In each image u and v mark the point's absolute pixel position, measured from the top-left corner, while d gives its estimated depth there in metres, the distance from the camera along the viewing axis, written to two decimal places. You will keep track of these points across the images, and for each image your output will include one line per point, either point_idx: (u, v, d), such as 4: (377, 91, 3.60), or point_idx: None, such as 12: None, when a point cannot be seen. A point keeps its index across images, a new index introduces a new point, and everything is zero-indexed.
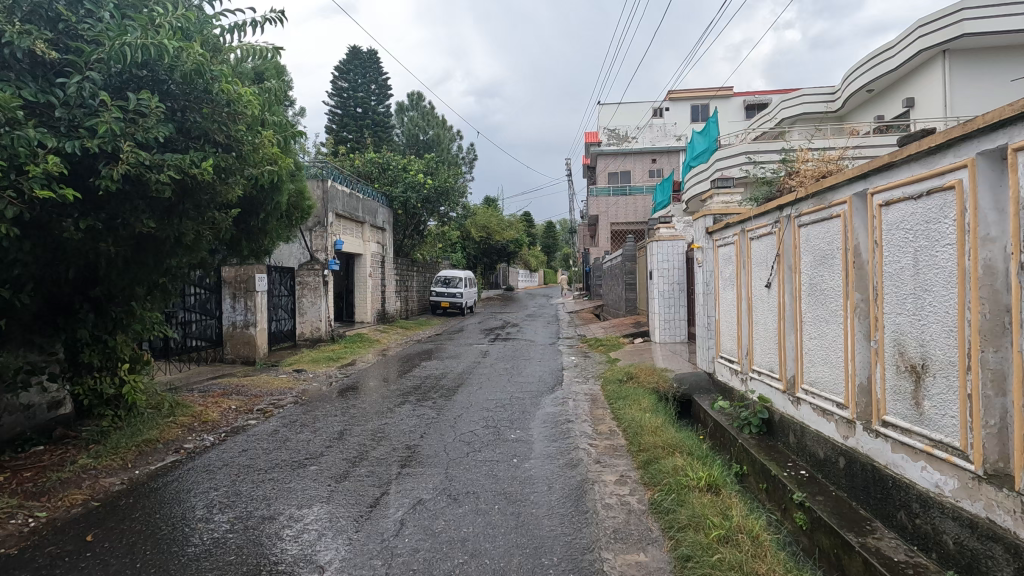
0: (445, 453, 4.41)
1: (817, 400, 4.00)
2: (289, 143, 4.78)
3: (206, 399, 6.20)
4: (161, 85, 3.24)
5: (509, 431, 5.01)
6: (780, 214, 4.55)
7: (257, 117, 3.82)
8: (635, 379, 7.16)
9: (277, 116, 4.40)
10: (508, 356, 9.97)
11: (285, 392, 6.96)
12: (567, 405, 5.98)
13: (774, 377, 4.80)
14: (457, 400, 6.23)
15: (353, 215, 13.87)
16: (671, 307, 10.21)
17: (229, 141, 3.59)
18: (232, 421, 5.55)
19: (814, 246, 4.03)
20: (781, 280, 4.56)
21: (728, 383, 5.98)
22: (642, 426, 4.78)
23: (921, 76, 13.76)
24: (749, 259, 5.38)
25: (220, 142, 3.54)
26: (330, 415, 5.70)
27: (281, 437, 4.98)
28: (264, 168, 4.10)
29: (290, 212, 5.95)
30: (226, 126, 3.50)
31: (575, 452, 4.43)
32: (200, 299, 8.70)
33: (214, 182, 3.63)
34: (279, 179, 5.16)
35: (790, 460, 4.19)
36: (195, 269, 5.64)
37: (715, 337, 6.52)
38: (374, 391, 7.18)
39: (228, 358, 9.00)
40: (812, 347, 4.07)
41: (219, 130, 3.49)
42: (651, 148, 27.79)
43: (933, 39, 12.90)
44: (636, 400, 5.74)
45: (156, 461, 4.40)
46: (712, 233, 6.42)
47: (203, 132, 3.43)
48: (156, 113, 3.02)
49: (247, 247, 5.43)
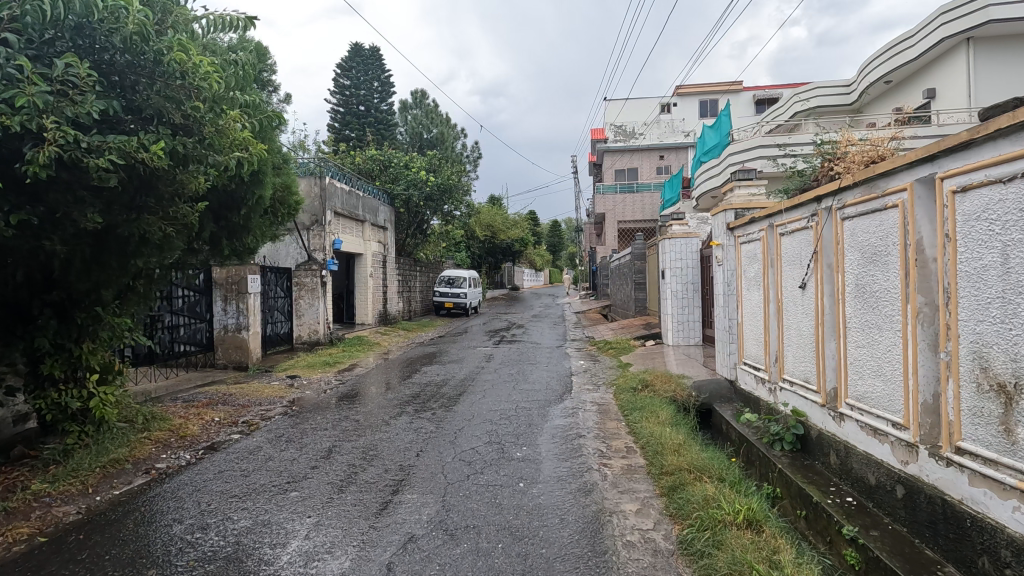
0: (443, 476, 3.94)
1: (867, 418, 3.49)
2: (268, 127, 4.34)
3: (188, 411, 5.75)
4: (104, 56, 2.93)
5: (515, 448, 4.53)
6: (820, 206, 4.04)
7: (220, 96, 3.46)
8: (649, 386, 6.66)
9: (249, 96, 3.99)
10: (513, 360, 9.50)
11: (275, 402, 6.51)
12: (577, 417, 5.50)
13: (810, 389, 4.30)
14: (458, 411, 5.76)
15: (352, 213, 13.41)
16: (685, 308, 9.68)
17: (188, 122, 3.24)
18: (212, 436, 5.09)
19: (861, 241, 3.52)
20: (820, 280, 4.05)
21: (753, 392, 5.47)
22: (662, 444, 4.29)
23: (944, 65, 13.15)
24: (778, 257, 4.88)
25: (176, 122, 3.21)
26: (320, 429, 5.23)
27: (263, 455, 4.52)
28: (235, 153, 3.63)
29: (275, 207, 5.48)
30: (182, 103, 3.16)
31: (588, 475, 3.94)
32: (189, 301, 8.16)
33: (173, 169, 3.22)
34: (260, 171, 4.71)
35: (833, 485, 3.69)
36: (173, 270, 5.20)
37: (738, 342, 6.01)
38: (371, 400, 6.72)
39: (219, 364, 8.56)
40: (861, 357, 3.55)
41: (174, 109, 3.16)
42: (659, 144, 27.18)
43: (957, 27, 12.27)
44: (653, 412, 5.24)
45: (122, 485, 3.94)
46: (734, 229, 5.91)
47: (157, 110, 3.11)
48: (88, 84, 2.61)
49: (226, 246, 4.97)
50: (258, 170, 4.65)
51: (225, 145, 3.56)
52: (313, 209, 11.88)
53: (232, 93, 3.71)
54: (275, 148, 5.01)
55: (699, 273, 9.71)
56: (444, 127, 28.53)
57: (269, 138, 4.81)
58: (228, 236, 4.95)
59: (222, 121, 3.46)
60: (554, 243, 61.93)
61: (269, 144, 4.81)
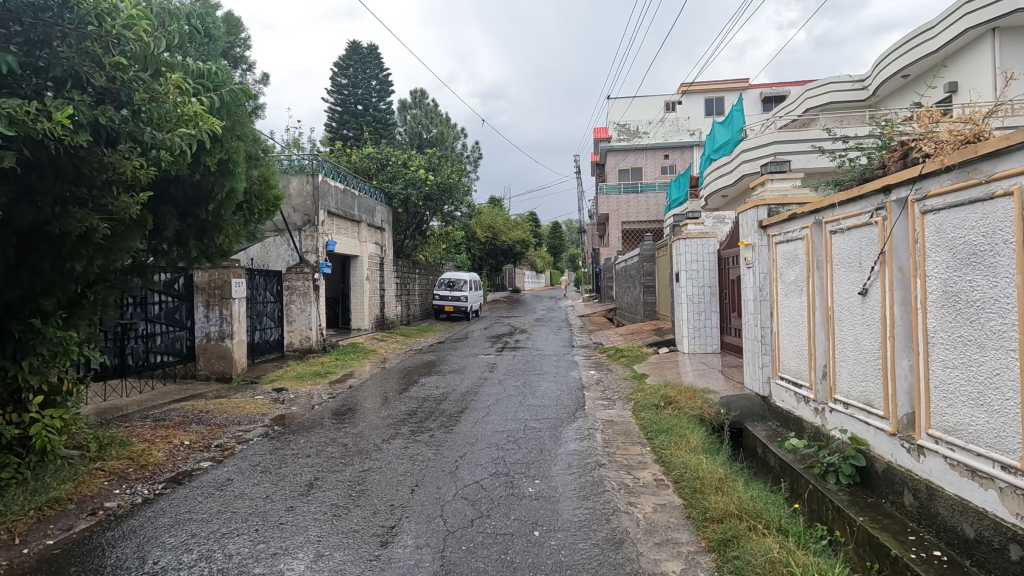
0: (442, 520, 3.30)
1: (962, 456, 2.84)
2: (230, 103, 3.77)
3: (154, 434, 5.11)
4: None
5: (526, 482, 3.88)
6: (890, 198, 3.39)
7: (156, 57, 3.11)
8: (672, 402, 5.98)
9: (200, 64, 3.46)
10: (518, 370, 8.86)
11: (257, 420, 5.88)
12: (595, 441, 4.83)
13: (873, 414, 3.65)
14: (459, 433, 5.11)
15: (347, 213, 12.75)
16: (702, 313, 9.04)
17: (113, 86, 2.94)
18: (178, 465, 4.46)
19: (951, 239, 2.88)
20: (889, 285, 3.41)
21: (794, 412, 4.83)
22: (699, 479, 3.65)
23: (967, 58, 12.44)
24: (827, 258, 4.24)
25: (98, 86, 2.92)
26: (302, 456, 4.58)
27: (231, 492, 3.87)
28: (178, 131, 3.17)
29: (251, 202, 4.75)
30: (103, 63, 2.85)
31: (615, 520, 3.28)
32: (167, 307, 7.59)
33: (96, 149, 2.84)
34: (233, 160, 4.07)
35: (912, 535, 3.05)
36: (131, 274, 4.56)
37: (772, 354, 5.37)
38: (365, 417, 6.04)
39: (200, 375, 7.91)
40: (954, 381, 2.90)
41: (93, 70, 2.85)
42: (663, 143, 26.57)
43: (982, 17, 11.56)
44: (681, 436, 4.60)
45: (59, 533, 3.30)
46: (769, 227, 5.28)
47: (71, 70, 2.81)
48: None
49: (193, 246, 4.32)
50: (227, 160, 4.02)
51: (168, 120, 3.18)
52: (305, 209, 11.16)
53: (171, 56, 3.29)
54: (248, 136, 4.38)
55: (716, 276, 9.07)
56: (444, 127, 27.67)
57: (243, 124, 4.20)
58: (196, 233, 4.32)
59: (158, 85, 3.03)
60: (555, 244, 61.29)
61: (241, 131, 4.17)
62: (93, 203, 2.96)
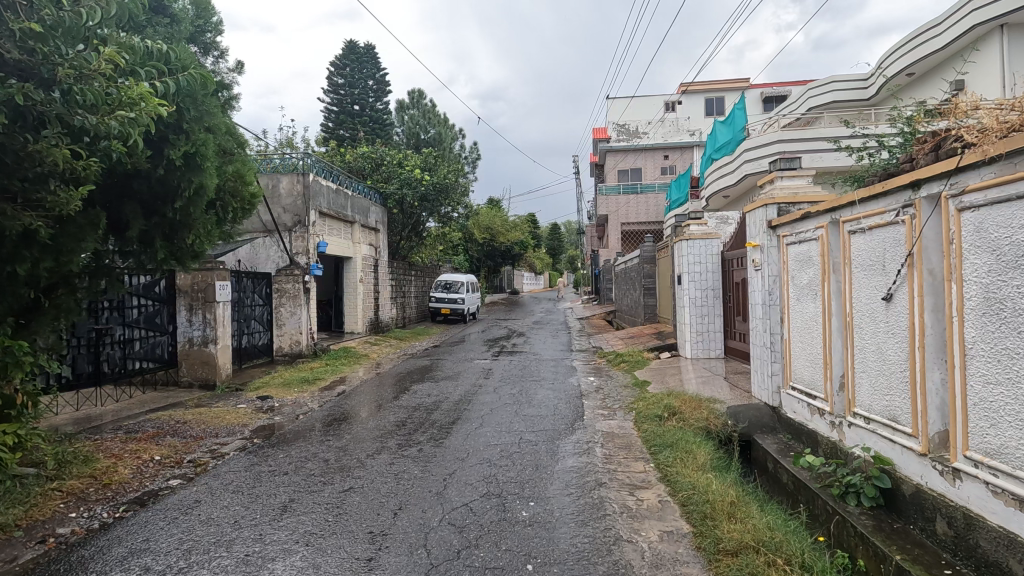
0: (425, 551, 2.97)
1: (1008, 483, 2.52)
2: (183, 90, 3.44)
3: (123, 449, 4.78)
4: None
5: (520, 505, 3.55)
6: (920, 194, 3.08)
7: (86, 31, 2.83)
8: (676, 413, 5.64)
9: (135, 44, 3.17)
10: (515, 376, 8.54)
11: (236, 431, 5.55)
12: (595, 456, 4.51)
13: (900, 432, 3.33)
14: (449, 446, 4.79)
15: (340, 213, 12.42)
16: (705, 317, 8.73)
17: (32, 60, 2.70)
18: (145, 484, 4.13)
19: (995, 240, 2.56)
20: (917, 290, 3.10)
21: (808, 425, 4.51)
22: (708, 503, 3.33)
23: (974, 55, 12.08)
24: (845, 260, 3.92)
25: (14, 61, 2.68)
26: (278, 473, 4.25)
27: (198, 515, 3.54)
28: (116, 115, 2.85)
29: (224, 200, 4.42)
30: (18, 35, 2.61)
31: (617, 552, 2.96)
32: (146, 312, 7.26)
33: (17, 135, 2.64)
34: (200, 154, 3.72)
35: (948, 569, 2.74)
36: (97, 277, 4.24)
37: (782, 361, 5.07)
38: (352, 426, 5.71)
39: (183, 382, 7.58)
40: (997, 399, 2.58)
41: (6, 41, 2.60)
42: (663, 143, 26.29)
43: (988, 14, 11.20)
44: (688, 451, 4.28)
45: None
46: (781, 227, 4.97)
47: None
48: None
49: (160, 247, 4.00)
50: (194, 154, 3.69)
51: (109, 104, 2.90)
52: (295, 209, 10.84)
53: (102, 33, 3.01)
54: (221, 130, 4.08)
55: (720, 278, 8.77)
56: (442, 127, 27.31)
57: (215, 117, 3.89)
58: (163, 232, 4.01)
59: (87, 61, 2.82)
60: (554, 245, 61.08)
61: (212, 124, 3.86)
62: (22, 196, 2.81)
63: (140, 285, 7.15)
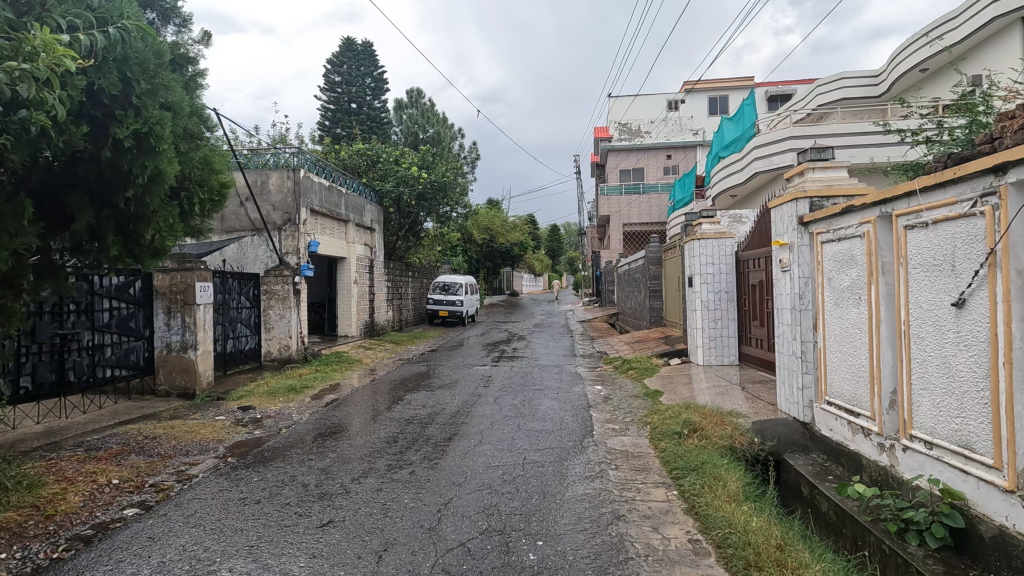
0: None
1: None
2: (115, 44, 2.91)
3: (79, 470, 4.25)
4: None
5: (526, 546, 3.02)
6: (1006, 179, 2.57)
7: None
8: (696, 429, 5.09)
9: None
10: (516, 384, 7.99)
11: (209, 448, 5.02)
12: (608, 481, 3.99)
13: (976, 461, 2.81)
14: (445, 469, 4.27)
15: (333, 211, 11.89)
16: (718, 322, 8.22)
17: None
18: (95, 515, 3.60)
19: None
20: (1002, 295, 2.59)
21: (848, 447, 4.00)
22: (752, 547, 2.81)
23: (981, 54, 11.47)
24: (901, 261, 3.39)
25: None
26: (249, 502, 3.71)
27: (147, 558, 3.00)
28: (6, 66, 2.34)
29: (190, 190, 3.90)
30: None
31: None
32: (120, 314, 6.69)
33: None
34: (149, 131, 3.18)
35: None
36: (44, 277, 3.71)
37: (816, 373, 4.55)
38: (338, 443, 5.17)
39: (160, 390, 7.06)
40: None
41: None
42: (666, 143, 25.83)
43: (989, 13, 10.62)
44: (717, 477, 3.76)
45: None
46: (816, 224, 4.46)
47: None
48: None
49: (113, 242, 3.47)
50: (146, 134, 3.20)
51: (5, 55, 2.41)
52: (285, 207, 10.32)
53: None
54: (184, 112, 3.62)
55: (734, 280, 8.24)
56: (440, 126, 26.80)
57: (175, 95, 3.44)
58: (117, 225, 3.51)
59: None
60: (553, 247, 60.76)
61: (170, 101, 3.39)
62: None
63: (113, 286, 6.59)
